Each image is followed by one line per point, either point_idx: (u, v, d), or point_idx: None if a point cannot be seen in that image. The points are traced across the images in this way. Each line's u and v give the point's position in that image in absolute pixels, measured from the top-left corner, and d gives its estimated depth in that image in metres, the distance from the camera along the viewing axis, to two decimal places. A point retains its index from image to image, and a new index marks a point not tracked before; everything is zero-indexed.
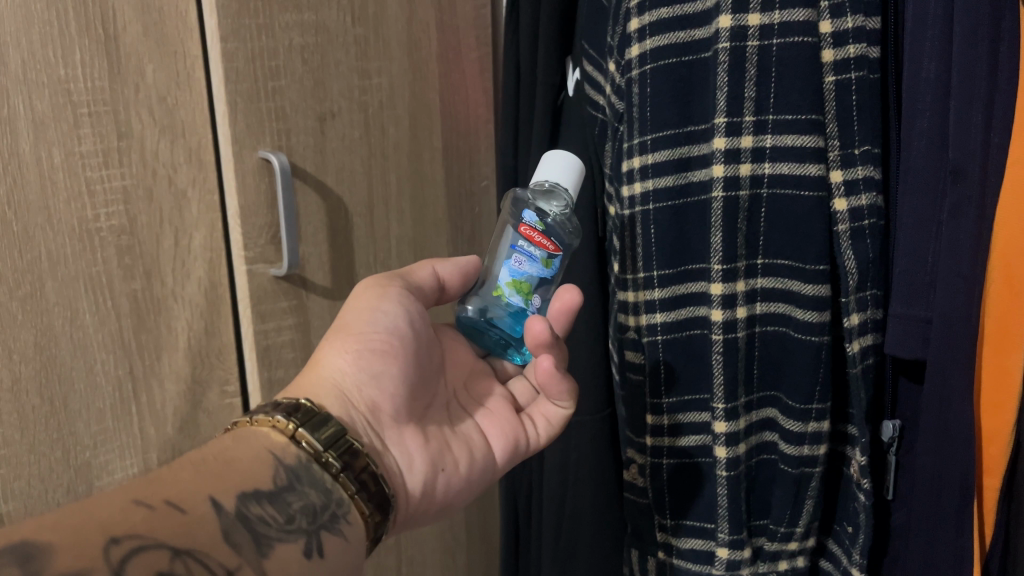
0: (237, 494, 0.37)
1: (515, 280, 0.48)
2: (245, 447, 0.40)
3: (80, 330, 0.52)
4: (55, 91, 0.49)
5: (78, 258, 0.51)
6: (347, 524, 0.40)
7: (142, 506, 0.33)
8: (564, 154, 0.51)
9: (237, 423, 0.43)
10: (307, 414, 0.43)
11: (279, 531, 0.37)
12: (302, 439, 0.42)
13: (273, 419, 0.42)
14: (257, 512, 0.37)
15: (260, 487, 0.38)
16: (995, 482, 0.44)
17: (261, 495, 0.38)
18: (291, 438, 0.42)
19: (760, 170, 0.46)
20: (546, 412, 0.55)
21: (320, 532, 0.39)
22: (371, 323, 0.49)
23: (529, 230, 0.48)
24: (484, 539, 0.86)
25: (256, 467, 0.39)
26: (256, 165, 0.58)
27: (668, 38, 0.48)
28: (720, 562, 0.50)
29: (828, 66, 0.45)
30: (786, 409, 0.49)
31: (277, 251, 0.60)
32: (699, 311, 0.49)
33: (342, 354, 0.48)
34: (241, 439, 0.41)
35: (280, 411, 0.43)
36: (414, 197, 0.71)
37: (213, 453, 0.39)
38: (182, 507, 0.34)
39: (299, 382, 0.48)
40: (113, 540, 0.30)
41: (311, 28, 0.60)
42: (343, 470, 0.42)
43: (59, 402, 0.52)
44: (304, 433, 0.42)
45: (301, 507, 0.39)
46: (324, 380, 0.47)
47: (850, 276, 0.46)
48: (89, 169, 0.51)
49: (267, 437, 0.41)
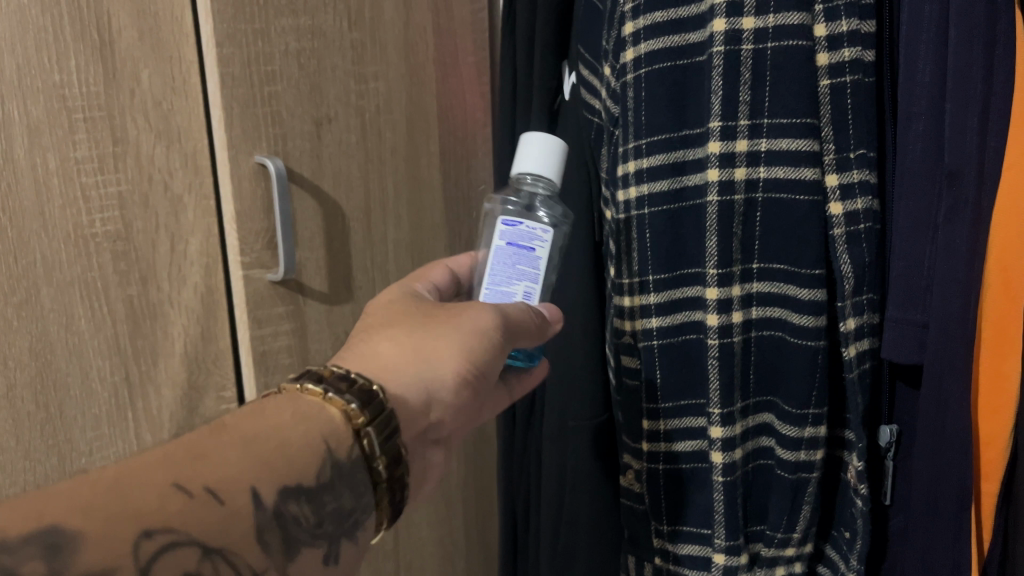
0: (279, 489, 0.35)
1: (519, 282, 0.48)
2: (301, 427, 0.38)
3: (76, 336, 0.52)
4: (49, 96, 0.49)
5: (73, 263, 0.51)
6: (362, 531, 0.39)
7: (181, 493, 0.31)
8: (535, 145, 0.50)
9: (303, 390, 0.40)
10: (377, 409, 0.40)
11: (310, 534, 0.36)
12: (364, 437, 0.39)
13: (346, 406, 0.39)
14: (293, 510, 0.35)
15: (302, 482, 0.36)
16: (993, 487, 0.43)
17: (301, 491, 0.36)
18: (355, 433, 0.39)
19: (755, 175, 0.46)
20: None
21: (341, 539, 0.38)
22: (485, 361, 0.45)
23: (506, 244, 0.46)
24: (484, 544, 0.86)
25: (307, 458, 0.37)
26: (252, 169, 0.58)
27: (663, 42, 0.47)
28: (716, 568, 0.49)
29: (823, 69, 0.44)
30: (782, 414, 0.48)
31: (273, 257, 0.60)
32: (694, 316, 0.49)
33: (449, 370, 0.45)
34: (302, 416, 0.38)
35: (354, 398, 0.39)
36: (412, 202, 0.71)
37: (265, 427, 0.37)
38: (220, 498, 0.33)
39: (393, 361, 0.44)
40: (145, 534, 0.29)
41: (307, 32, 0.60)
42: (387, 479, 0.40)
43: (55, 408, 0.52)
44: (369, 432, 0.39)
45: (333, 509, 0.37)
46: (415, 377, 0.44)
47: (846, 281, 0.46)
48: (83, 175, 0.51)
49: (330, 421, 0.38)
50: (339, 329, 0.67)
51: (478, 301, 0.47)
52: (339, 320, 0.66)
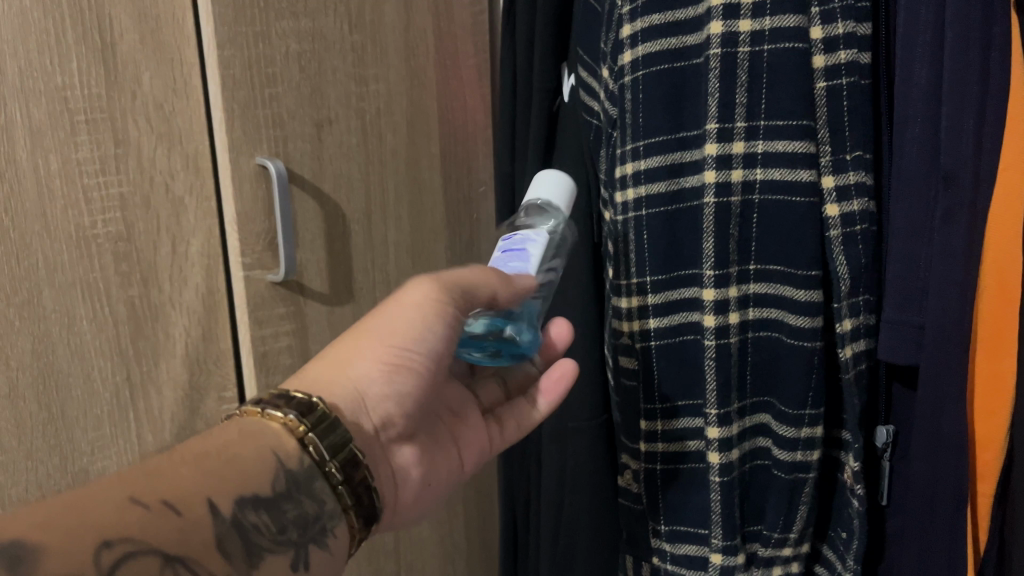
0: (235, 499, 0.36)
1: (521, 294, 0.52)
2: (249, 443, 0.39)
3: (78, 337, 0.53)
4: (52, 99, 0.49)
5: (75, 264, 0.52)
6: (333, 539, 0.41)
7: (138, 505, 0.33)
8: (556, 176, 0.54)
9: (244, 412, 0.42)
10: (318, 418, 0.41)
11: (271, 542, 0.37)
12: (310, 444, 0.40)
13: (286, 418, 0.41)
14: (252, 520, 0.37)
15: (258, 493, 0.38)
16: (989, 488, 0.43)
17: (258, 502, 0.37)
18: (299, 441, 0.40)
19: (752, 176, 0.46)
20: (517, 418, 0.58)
21: (309, 545, 0.39)
22: (415, 343, 0.47)
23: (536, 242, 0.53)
24: (484, 545, 0.86)
25: (259, 469, 0.38)
26: (253, 171, 0.58)
27: (660, 45, 0.48)
28: (714, 567, 0.49)
29: (819, 72, 0.45)
30: (778, 415, 0.49)
31: (274, 258, 0.61)
32: (691, 317, 0.49)
33: (377, 361, 0.46)
34: (247, 434, 0.40)
35: (292, 409, 0.41)
36: (412, 203, 0.71)
37: (212, 445, 0.38)
38: (178, 509, 0.34)
39: (321, 375, 0.46)
40: (106, 544, 0.30)
41: (308, 35, 0.60)
42: (343, 483, 0.41)
43: (56, 408, 0.52)
44: (313, 438, 0.41)
45: (294, 518, 0.39)
46: (347, 382, 0.46)
47: (843, 283, 0.46)
48: (85, 176, 0.51)
49: (272, 438, 0.40)
50: (340, 331, 0.67)
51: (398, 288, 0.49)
52: (340, 321, 0.66)
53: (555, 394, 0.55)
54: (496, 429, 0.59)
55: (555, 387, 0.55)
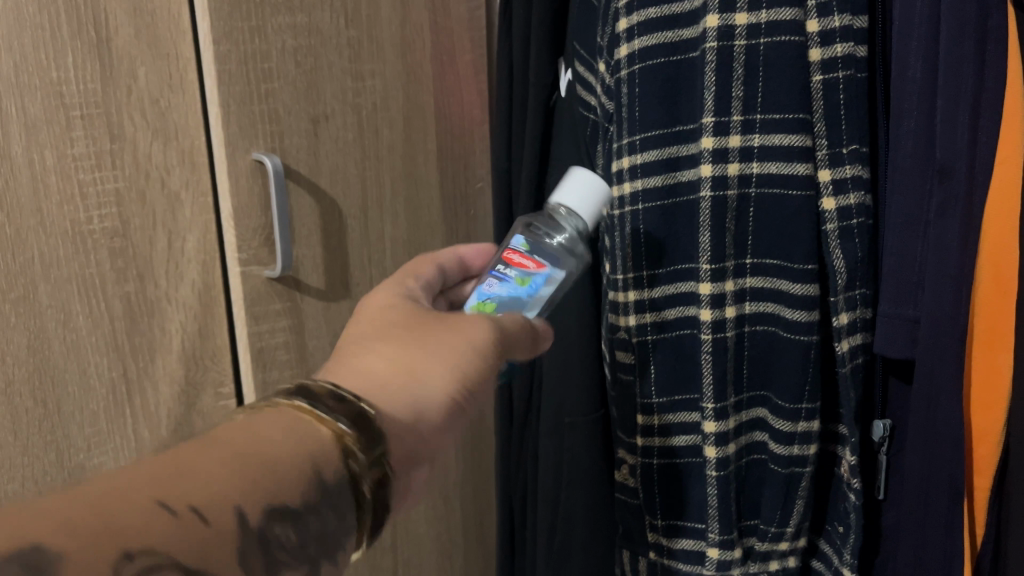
0: (264, 508, 0.31)
1: (481, 302, 0.49)
2: (289, 444, 0.34)
3: (74, 332, 0.52)
4: (47, 94, 0.49)
5: (70, 260, 0.52)
6: (344, 555, 0.35)
7: (165, 510, 0.28)
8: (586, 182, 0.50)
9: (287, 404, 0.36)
10: (369, 429, 0.36)
11: (292, 552, 0.32)
12: (354, 458, 0.35)
13: (337, 425, 0.35)
14: (279, 532, 0.32)
15: (287, 503, 0.32)
16: (986, 482, 0.44)
17: (287, 514, 0.32)
18: (344, 454, 0.35)
19: (748, 170, 0.46)
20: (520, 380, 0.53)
21: (320, 564, 0.34)
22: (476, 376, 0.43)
23: (510, 252, 0.48)
24: (482, 542, 0.86)
25: (288, 482, 0.32)
26: (249, 167, 0.58)
27: (656, 39, 0.48)
28: (711, 562, 0.50)
29: (815, 65, 0.45)
30: (775, 409, 0.49)
31: (270, 254, 0.60)
32: (688, 311, 0.49)
33: (434, 380, 0.41)
34: (290, 431, 0.34)
35: (344, 415, 0.36)
36: (409, 199, 0.71)
37: (252, 443, 0.33)
38: (204, 517, 0.29)
39: (375, 373, 0.40)
40: (125, 555, 0.26)
41: (304, 30, 0.60)
42: (371, 512, 0.36)
43: (53, 404, 0.52)
44: (359, 451, 0.35)
45: (316, 534, 0.33)
46: (403, 395, 0.40)
47: (839, 276, 0.46)
48: (81, 171, 0.51)
49: (317, 435, 0.34)
50: (337, 327, 0.67)
51: (463, 318, 0.45)
52: (336, 317, 0.66)
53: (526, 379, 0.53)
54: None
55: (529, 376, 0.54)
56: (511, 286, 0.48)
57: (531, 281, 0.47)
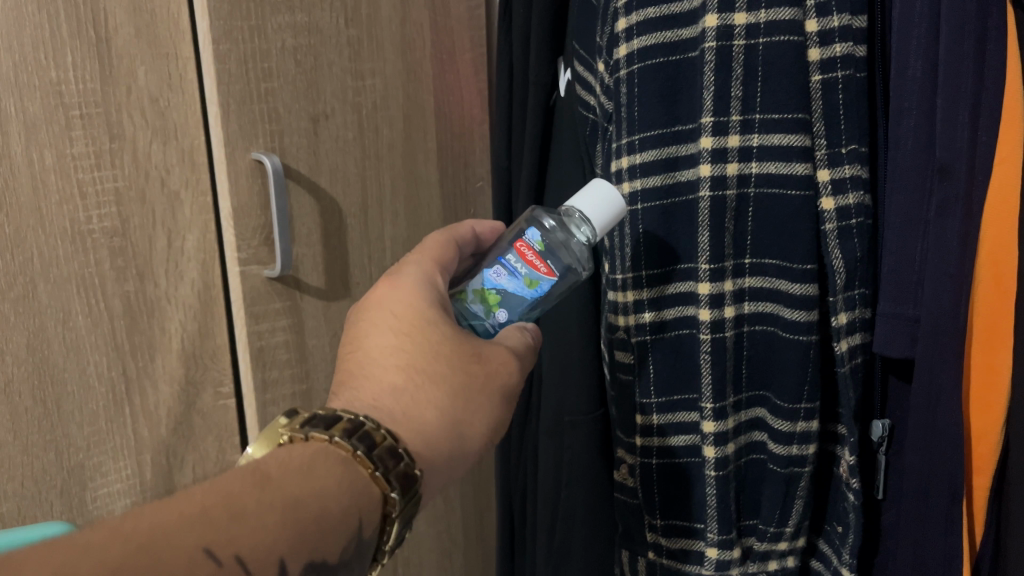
0: (306, 564, 0.33)
1: (484, 288, 0.47)
2: (342, 501, 0.35)
3: (74, 332, 0.53)
4: (46, 94, 0.49)
5: (70, 259, 0.52)
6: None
7: (211, 558, 0.30)
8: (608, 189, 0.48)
9: (349, 456, 0.37)
10: (410, 500, 0.38)
11: None
12: (389, 524, 0.38)
13: (388, 492, 0.37)
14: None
15: (326, 560, 0.34)
16: (985, 481, 0.43)
17: (324, 568, 0.34)
18: (382, 517, 0.37)
19: (748, 170, 0.46)
20: None
21: None
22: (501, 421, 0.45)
23: (523, 246, 0.46)
24: (482, 540, 0.86)
25: (335, 537, 0.35)
26: (249, 166, 0.58)
27: (655, 38, 0.48)
28: (710, 562, 0.50)
29: (815, 65, 0.44)
30: (774, 409, 0.49)
31: (270, 253, 0.61)
32: (686, 311, 0.49)
33: (467, 431, 0.43)
34: (345, 488, 0.36)
35: (395, 486, 0.37)
36: (409, 198, 0.71)
37: (309, 498, 0.34)
38: (247, 567, 0.31)
39: (414, 420, 0.41)
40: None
41: (303, 29, 0.60)
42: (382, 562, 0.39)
43: (52, 403, 0.52)
44: (394, 521, 0.38)
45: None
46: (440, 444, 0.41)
47: (838, 276, 0.46)
48: (80, 171, 0.51)
49: (367, 491, 0.36)
50: (336, 326, 0.67)
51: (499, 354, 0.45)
52: (336, 316, 0.66)
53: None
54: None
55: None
56: (518, 283, 0.46)
57: (539, 284, 0.46)
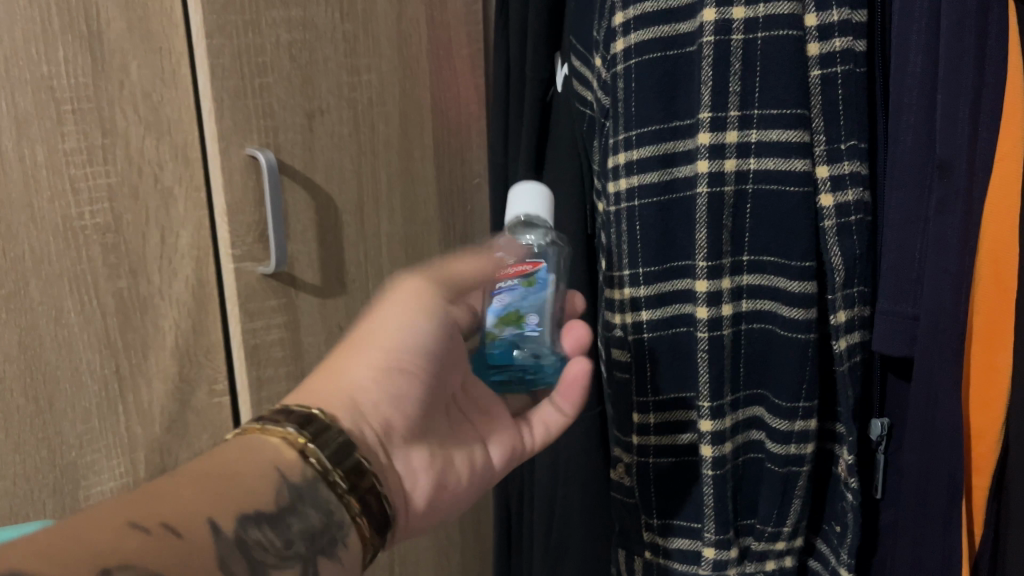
0: (237, 516, 0.35)
1: (501, 317, 0.50)
2: (251, 459, 0.38)
3: (66, 329, 0.52)
4: (37, 88, 0.49)
5: (62, 256, 0.51)
6: (344, 549, 0.39)
7: (138, 530, 0.30)
8: (528, 188, 0.53)
9: (246, 430, 0.40)
10: (318, 428, 0.41)
11: (277, 558, 0.36)
12: (312, 455, 0.39)
13: (285, 432, 0.40)
14: (256, 536, 0.35)
15: (261, 508, 0.36)
16: (984, 481, 0.43)
17: (262, 518, 0.36)
18: (300, 452, 0.39)
19: (746, 165, 0.46)
20: (545, 417, 0.55)
21: (318, 558, 0.37)
22: (399, 341, 0.47)
23: (498, 271, 0.50)
24: (478, 540, 0.85)
25: (262, 487, 0.37)
26: (243, 162, 0.57)
27: (652, 33, 0.47)
28: (706, 562, 0.49)
29: (813, 60, 0.44)
30: (772, 408, 0.48)
31: (265, 250, 0.60)
32: (683, 310, 0.49)
33: (371, 371, 0.45)
34: (247, 449, 0.39)
35: (292, 423, 0.40)
36: (405, 195, 0.70)
37: (217, 466, 0.37)
38: (178, 533, 0.32)
39: (316, 389, 0.44)
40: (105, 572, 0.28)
41: (298, 24, 0.60)
42: (349, 491, 0.40)
43: (45, 401, 0.52)
44: (315, 449, 0.40)
45: (300, 531, 0.37)
46: (341, 392, 0.44)
47: (836, 273, 0.46)
48: (72, 167, 0.51)
49: (267, 447, 0.39)
50: (332, 323, 0.66)
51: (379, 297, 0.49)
52: (332, 313, 0.66)
53: (572, 398, 0.52)
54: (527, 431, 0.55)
55: (570, 391, 0.52)
56: (520, 291, 0.50)
57: (536, 277, 0.50)
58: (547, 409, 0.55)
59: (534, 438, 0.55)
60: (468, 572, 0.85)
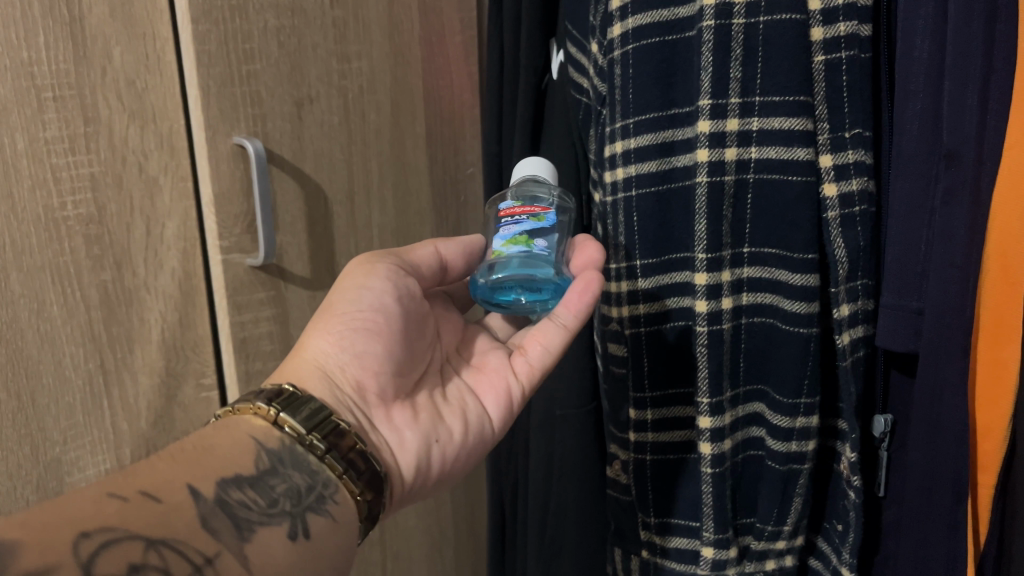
0: (216, 481, 0.35)
1: (509, 240, 0.48)
2: (223, 433, 0.39)
3: (48, 323, 0.50)
4: (17, 75, 0.47)
5: (44, 247, 0.49)
6: (335, 505, 0.39)
7: (116, 498, 0.32)
8: (532, 159, 0.53)
9: (218, 415, 0.41)
10: (288, 400, 0.41)
11: (261, 515, 0.36)
12: (284, 423, 0.40)
13: (255, 407, 0.40)
14: (237, 497, 0.36)
15: (239, 472, 0.37)
16: (991, 479, 0.41)
17: (241, 480, 0.36)
18: (273, 423, 0.40)
19: (746, 155, 0.44)
20: (540, 338, 0.50)
21: (305, 514, 0.37)
22: (356, 301, 0.46)
23: (506, 211, 0.49)
24: (472, 535, 0.85)
25: (237, 453, 0.38)
26: (231, 151, 0.56)
27: (651, 17, 0.45)
28: (705, 562, 0.48)
29: (817, 45, 0.42)
30: (773, 404, 0.47)
31: (253, 241, 0.59)
32: (682, 302, 0.48)
33: (327, 334, 0.46)
34: (222, 427, 0.39)
35: (261, 398, 0.41)
36: (397, 185, 0.69)
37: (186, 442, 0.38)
38: (157, 497, 0.33)
39: (283, 368, 0.45)
40: (82, 535, 0.29)
41: (287, 10, 0.58)
42: (329, 450, 0.40)
43: (27, 397, 0.50)
44: (286, 416, 0.40)
45: (284, 490, 0.37)
46: (305, 363, 0.45)
47: (840, 266, 0.44)
48: (54, 156, 0.49)
49: (239, 422, 0.40)
50: None
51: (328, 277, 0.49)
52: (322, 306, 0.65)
53: (578, 306, 0.47)
54: (521, 360, 0.52)
55: (575, 297, 0.47)
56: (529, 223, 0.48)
57: (546, 216, 0.48)
58: (547, 326, 0.50)
59: (531, 365, 0.51)
60: (461, 568, 0.84)
